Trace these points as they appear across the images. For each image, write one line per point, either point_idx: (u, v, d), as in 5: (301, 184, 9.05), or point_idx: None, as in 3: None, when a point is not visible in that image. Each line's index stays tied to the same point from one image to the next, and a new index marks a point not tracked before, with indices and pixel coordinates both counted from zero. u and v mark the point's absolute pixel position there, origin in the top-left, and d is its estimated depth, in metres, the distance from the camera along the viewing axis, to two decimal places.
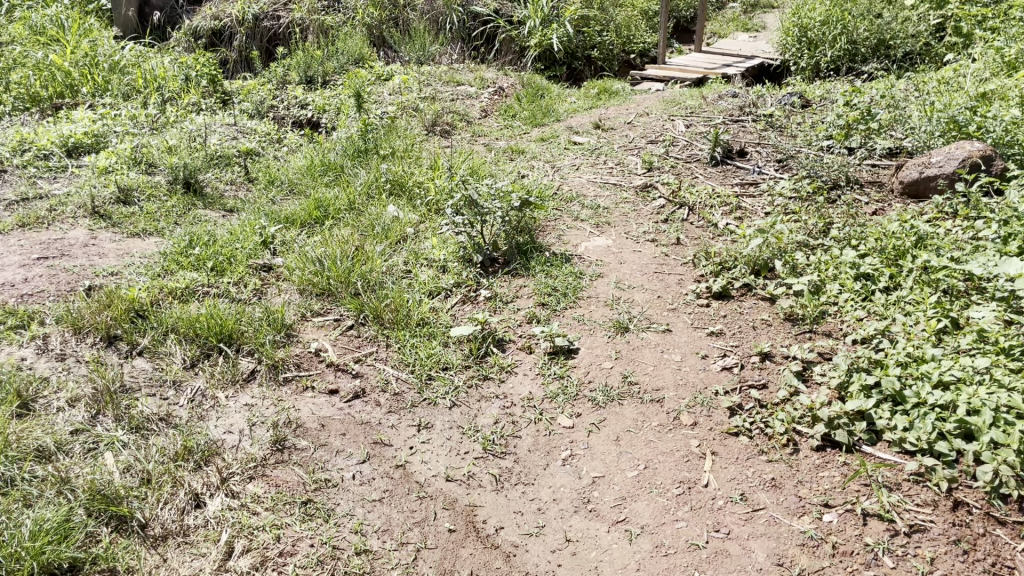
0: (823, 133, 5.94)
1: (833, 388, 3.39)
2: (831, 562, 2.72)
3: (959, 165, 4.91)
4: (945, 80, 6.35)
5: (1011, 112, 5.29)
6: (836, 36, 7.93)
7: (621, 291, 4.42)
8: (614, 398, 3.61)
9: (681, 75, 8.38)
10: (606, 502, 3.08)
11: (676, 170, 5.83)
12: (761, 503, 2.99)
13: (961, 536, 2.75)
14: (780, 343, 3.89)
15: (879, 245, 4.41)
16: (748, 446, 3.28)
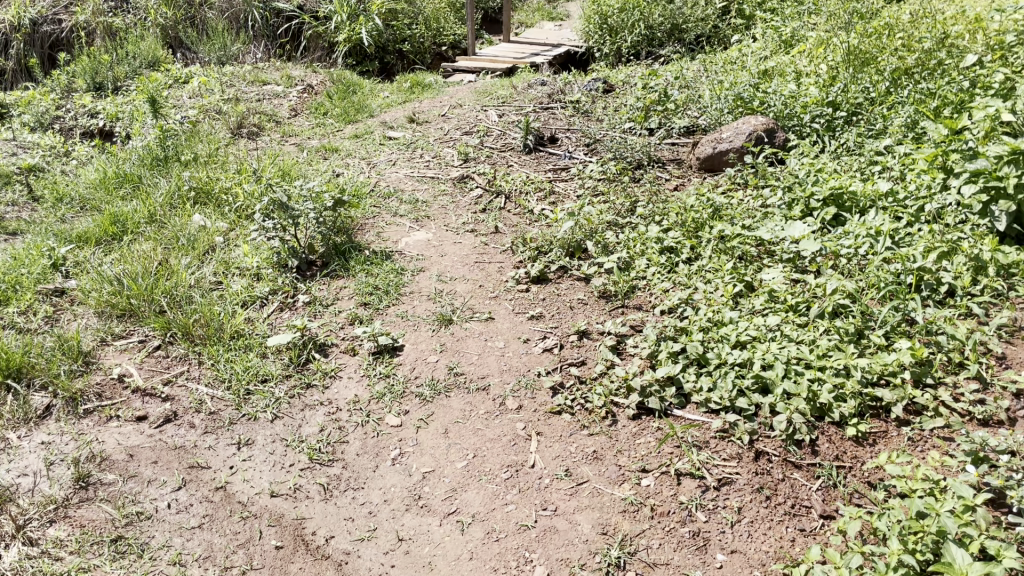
0: (625, 115, 6.21)
1: (644, 358, 3.60)
2: (650, 524, 2.85)
3: (746, 140, 5.28)
4: (731, 60, 6.80)
5: (788, 87, 5.75)
6: (634, 23, 8.32)
7: (443, 283, 4.43)
8: (441, 391, 3.61)
9: (492, 65, 8.49)
10: (437, 496, 3.08)
11: (491, 159, 5.91)
12: (585, 477, 3.09)
13: (764, 483, 2.97)
14: (596, 320, 4.03)
15: (680, 219, 4.67)
16: (571, 423, 3.38)
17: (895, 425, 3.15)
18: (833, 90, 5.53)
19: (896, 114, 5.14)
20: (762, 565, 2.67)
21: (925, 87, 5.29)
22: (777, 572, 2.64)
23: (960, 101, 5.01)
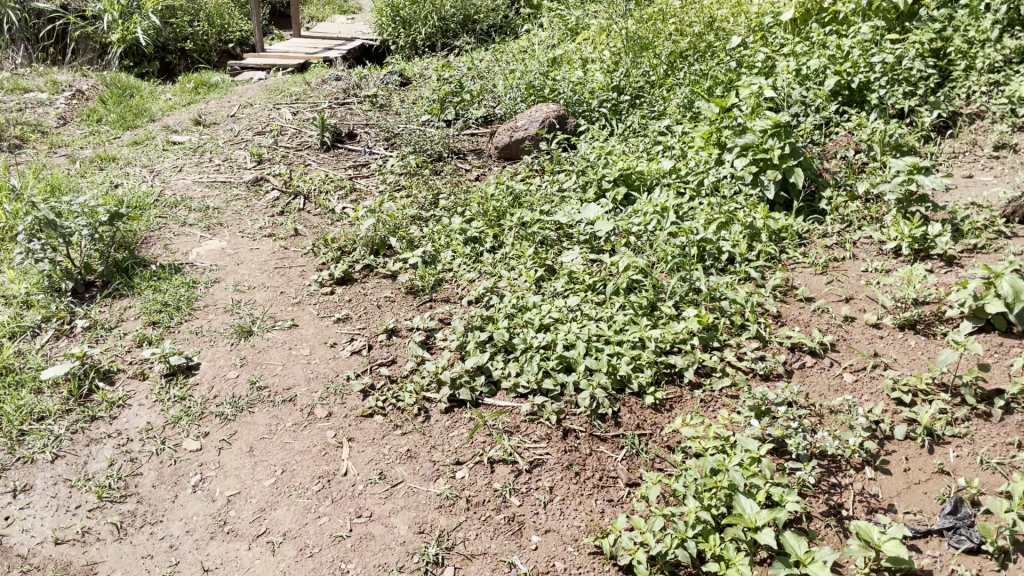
0: (422, 108, 6.18)
1: (453, 350, 3.60)
2: (466, 516, 2.86)
3: (540, 127, 5.41)
4: (521, 49, 6.95)
5: (576, 74, 5.95)
6: (427, 14, 8.32)
7: (241, 293, 4.21)
8: (243, 408, 3.43)
9: (283, 61, 8.19)
10: (244, 519, 2.92)
11: (286, 159, 5.69)
12: (399, 477, 3.05)
13: (573, 460, 3.05)
14: (404, 317, 3.98)
15: (481, 209, 4.70)
16: (383, 424, 3.31)
17: (689, 389, 3.33)
18: (617, 75, 5.78)
19: (674, 95, 5.44)
20: (574, 540, 2.75)
21: (698, 69, 5.64)
22: (590, 544, 2.72)
23: (729, 81, 5.39)
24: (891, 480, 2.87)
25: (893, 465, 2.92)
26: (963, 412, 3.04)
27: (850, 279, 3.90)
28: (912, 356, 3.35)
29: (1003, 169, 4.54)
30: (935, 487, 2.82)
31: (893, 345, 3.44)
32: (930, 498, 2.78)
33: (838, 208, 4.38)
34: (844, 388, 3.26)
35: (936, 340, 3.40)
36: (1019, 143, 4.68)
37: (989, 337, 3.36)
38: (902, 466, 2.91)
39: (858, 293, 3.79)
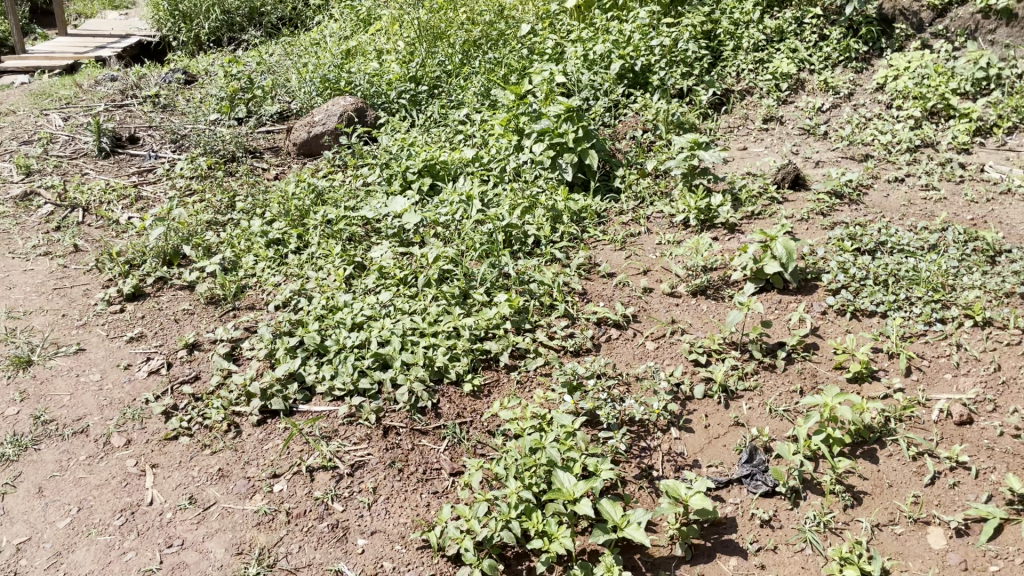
0: (210, 106, 5.86)
1: (263, 359, 3.46)
2: (288, 529, 2.76)
3: (338, 121, 5.28)
4: (313, 41, 6.76)
5: (371, 65, 5.87)
6: (209, 7, 7.89)
7: (16, 320, 3.82)
8: (27, 446, 3.12)
9: (48, 62, 7.48)
10: (37, 567, 2.66)
11: (60, 169, 5.21)
12: (211, 499, 2.88)
13: (395, 457, 3.02)
14: (205, 329, 3.77)
15: (282, 209, 4.52)
16: (190, 445, 3.13)
17: (506, 372, 3.38)
18: (413, 66, 5.76)
19: (471, 84, 5.50)
20: (402, 537, 2.72)
21: (492, 57, 5.74)
22: (417, 540, 2.70)
23: (523, 67, 5.53)
24: (694, 437, 3.06)
25: (695, 424, 3.11)
26: (752, 366, 3.29)
27: (647, 253, 4.11)
28: (705, 320, 3.59)
29: (772, 140, 4.97)
30: (733, 439, 3.04)
31: (688, 310, 3.67)
32: (729, 449, 3.00)
33: (631, 185, 4.61)
34: (647, 355, 3.44)
35: (725, 303, 3.66)
36: (784, 116, 5.14)
37: (769, 295, 3.67)
38: (703, 424, 3.11)
39: (654, 265, 4.01)
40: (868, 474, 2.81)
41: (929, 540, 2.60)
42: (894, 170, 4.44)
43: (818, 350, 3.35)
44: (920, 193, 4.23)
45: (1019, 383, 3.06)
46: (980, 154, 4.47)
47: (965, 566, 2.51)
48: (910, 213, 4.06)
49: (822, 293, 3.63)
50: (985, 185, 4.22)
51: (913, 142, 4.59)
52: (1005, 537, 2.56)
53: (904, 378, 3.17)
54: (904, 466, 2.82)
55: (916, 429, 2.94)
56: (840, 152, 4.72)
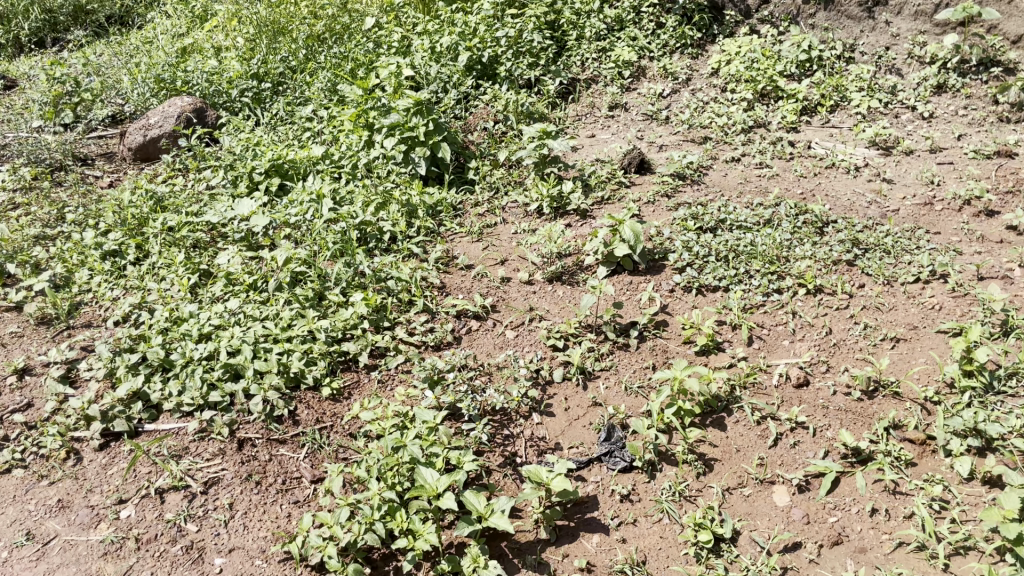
0: (32, 111, 5.46)
1: (102, 380, 3.26)
2: (137, 557, 2.63)
3: (176, 123, 5.04)
4: (145, 40, 6.43)
5: (209, 63, 5.64)
6: (27, 6, 7.37)
7: None
8: None
9: None
10: None
11: None
12: (51, 533, 2.72)
13: (252, 470, 2.91)
14: (37, 352, 3.51)
15: (118, 219, 4.26)
16: (25, 478, 2.93)
17: (365, 372, 3.32)
18: (254, 62, 5.57)
19: (317, 79, 5.37)
20: (261, 552, 2.63)
21: (337, 52, 5.63)
22: (278, 553, 2.62)
23: (369, 61, 5.46)
24: (555, 421, 3.11)
25: (555, 407, 3.17)
26: (607, 347, 3.38)
27: (503, 243, 4.15)
28: (562, 306, 3.65)
29: (618, 127, 5.12)
30: (591, 418, 3.11)
31: (545, 297, 3.72)
32: (588, 429, 3.06)
33: (484, 176, 4.64)
34: (507, 344, 3.46)
35: (579, 288, 3.74)
36: (628, 102, 5.30)
37: (621, 278, 3.78)
38: (563, 407, 3.16)
39: (511, 254, 4.04)
40: (718, 442, 2.95)
41: (774, 498, 2.75)
42: (731, 151, 4.66)
43: (668, 327, 3.48)
44: (755, 171, 4.47)
45: (848, 344, 3.29)
46: (807, 132, 4.77)
47: (807, 520, 2.67)
48: (747, 191, 4.28)
49: (669, 272, 3.77)
50: (812, 161, 4.50)
51: (746, 124, 4.84)
52: (842, 489, 2.75)
53: (747, 347, 3.35)
54: (749, 431, 2.98)
55: (759, 395, 3.11)
56: (682, 135, 4.91)
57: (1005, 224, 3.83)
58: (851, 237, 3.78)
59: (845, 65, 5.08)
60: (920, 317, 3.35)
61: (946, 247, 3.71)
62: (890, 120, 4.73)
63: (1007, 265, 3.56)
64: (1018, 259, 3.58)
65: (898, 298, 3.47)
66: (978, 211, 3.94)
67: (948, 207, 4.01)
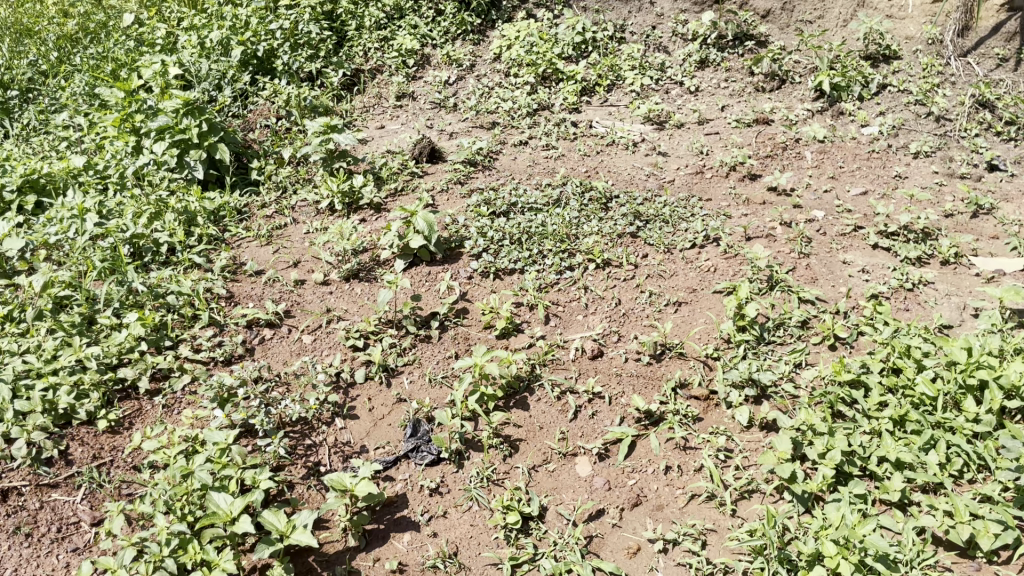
0: None
1: None
2: None
3: None
4: None
5: None
6: None
7: None
8: None
9: None
10: None
11: None
12: None
13: (20, 523, 2.63)
14: None
15: None
16: None
17: (148, 399, 3.07)
18: None
19: (72, 84, 4.93)
20: None
21: (94, 52, 5.19)
22: None
23: (132, 61, 5.06)
24: (359, 423, 2.98)
25: (359, 409, 3.03)
26: (409, 341, 3.29)
27: (294, 244, 3.97)
28: (359, 304, 3.53)
29: (407, 117, 5.05)
30: (397, 416, 3.00)
31: (342, 296, 3.58)
32: (394, 427, 2.95)
33: (270, 176, 4.43)
34: (304, 350, 3.30)
35: (377, 283, 3.64)
36: (415, 91, 5.25)
37: (419, 269, 3.72)
38: (366, 407, 3.03)
39: (304, 256, 3.87)
40: (522, 422, 2.95)
41: (577, 470, 2.80)
42: (519, 135, 4.73)
43: (468, 314, 3.46)
44: (542, 152, 4.56)
45: (636, 312, 3.45)
46: (588, 112, 4.94)
47: (608, 486, 2.74)
48: (536, 173, 4.36)
49: (466, 259, 3.77)
50: (594, 140, 4.66)
51: (531, 107, 4.92)
52: (638, 452, 2.86)
53: (544, 326, 3.41)
54: (551, 407, 3.02)
55: (558, 370, 3.17)
56: (470, 121, 4.93)
57: (766, 186, 4.16)
58: (633, 210, 3.95)
59: (617, 45, 5.28)
60: (698, 280, 3.57)
61: (717, 212, 3.97)
62: (662, 96, 4.98)
63: (770, 224, 3.86)
64: (779, 218, 3.89)
65: (678, 264, 3.68)
66: (742, 175, 4.25)
67: (717, 173, 4.28)
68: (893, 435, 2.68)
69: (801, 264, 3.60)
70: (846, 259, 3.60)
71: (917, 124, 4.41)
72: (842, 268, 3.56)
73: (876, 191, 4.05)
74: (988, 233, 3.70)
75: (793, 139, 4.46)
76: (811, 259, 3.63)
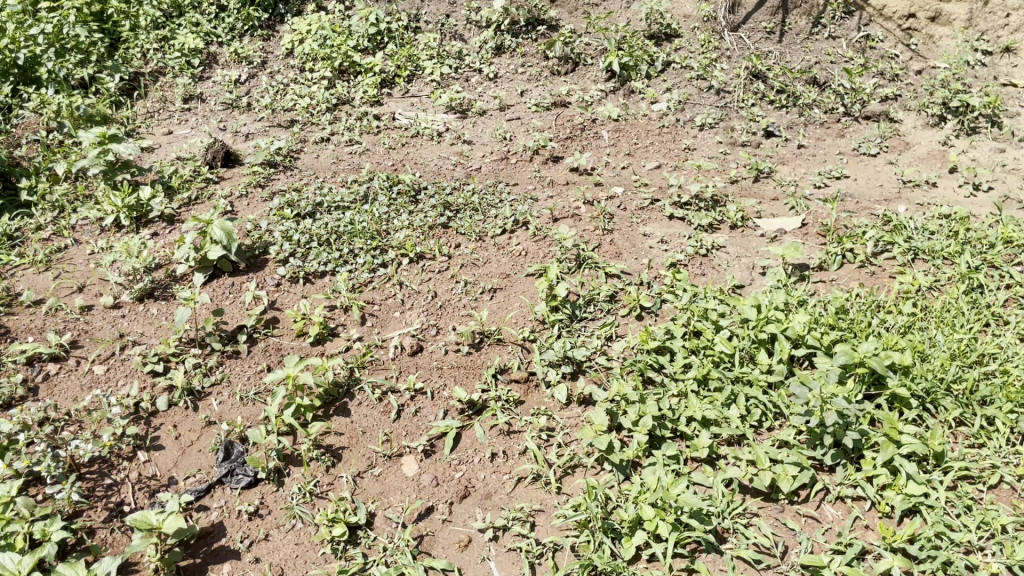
0: None
1: None
2: None
3: None
4: None
5: None
6: None
7: None
8: None
9: None
10: None
11: None
12: None
13: None
14: None
15: None
16: None
17: None
18: None
19: None
20: None
21: None
22: None
23: None
24: (165, 454, 2.77)
25: (164, 439, 2.82)
26: (215, 359, 3.10)
27: (77, 267, 3.64)
28: (157, 325, 3.28)
29: (197, 120, 4.75)
30: (208, 439, 2.82)
31: (137, 319, 3.32)
32: (205, 453, 2.77)
33: (43, 195, 4.04)
34: (96, 382, 3.03)
35: (175, 301, 3.40)
36: (203, 93, 4.96)
37: (221, 282, 3.49)
38: (172, 436, 2.83)
39: (89, 279, 3.55)
40: (343, 429, 2.85)
41: (404, 470, 2.75)
42: (320, 131, 4.57)
43: (278, 324, 3.30)
44: (345, 148, 4.43)
45: (452, 304, 3.43)
46: (389, 104, 4.85)
47: (436, 482, 2.71)
48: (340, 170, 4.23)
49: (272, 266, 3.59)
50: (398, 132, 4.59)
51: (329, 102, 4.77)
52: (464, 443, 2.84)
53: (360, 326, 3.30)
54: (373, 410, 2.94)
55: (377, 371, 3.09)
56: (267, 121, 4.70)
57: (568, 168, 4.26)
58: (442, 201, 3.93)
59: (413, 35, 5.22)
60: (511, 265, 3.61)
61: (523, 196, 4.02)
62: (462, 84, 4.98)
63: (574, 205, 3.96)
64: (582, 197, 4.00)
65: (490, 251, 3.70)
66: (545, 158, 4.33)
67: (521, 158, 4.34)
68: (699, 394, 2.83)
69: (606, 240, 3.72)
70: (645, 232, 3.76)
71: (700, 98, 4.66)
72: (643, 241, 3.71)
73: (669, 164, 4.26)
74: (769, 196, 3.97)
75: (590, 120, 4.60)
76: (614, 234, 3.75)
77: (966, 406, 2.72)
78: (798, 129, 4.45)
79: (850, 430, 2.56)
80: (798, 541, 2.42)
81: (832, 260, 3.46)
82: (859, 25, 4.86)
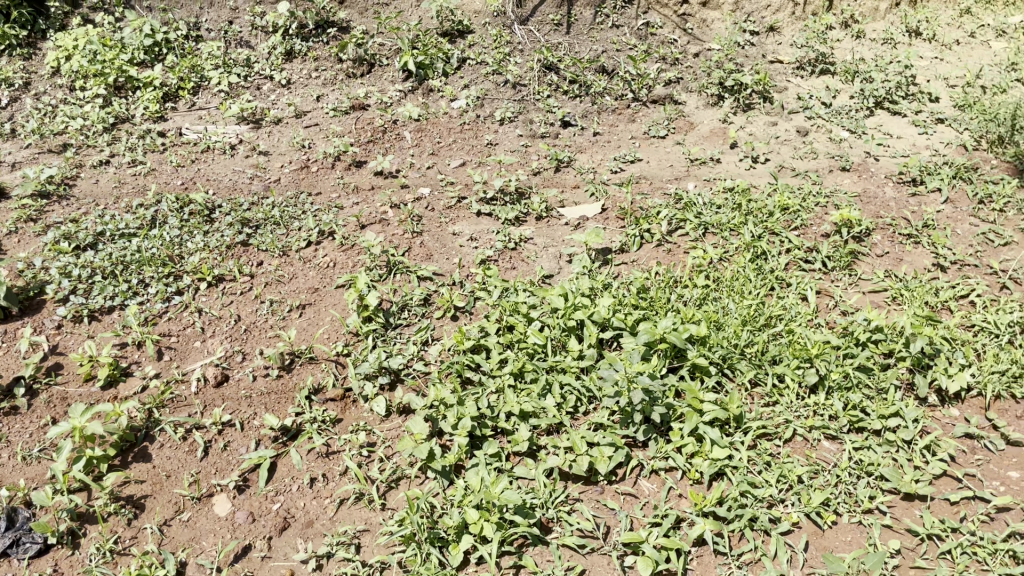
0: None
1: None
2: None
3: None
4: None
5: None
6: None
7: None
8: None
9: None
10: None
11: None
12: None
13: None
14: None
15: None
16: None
17: None
18: None
19: None
20: None
21: None
22: None
23: None
24: None
25: None
26: None
27: None
28: None
29: None
30: None
31: None
32: None
33: None
34: None
35: None
36: None
37: None
38: None
39: None
40: (145, 476, 2.65)
41: (216, 510, 2.59)
42: (97, 154, 4.22)
43: (62, 370, 3.01)
44: (128, 170, 4.12)
45: (258, 326, 3.26)
46: (175, 119, 4.56)
47: (252, 518, 2.57)
48: (123, 194, 3.93)
49: (51, 306, 3.27)
50: (186, 148, 4.32)
51: (106, 121, 4.42)
52: (280, 472, 2.71)
53: (157, 362, 3.08)
54: (177, 450, 2.74)
55: (179, 408, 2.89)
56: (34, 147, 4.28)
57: (372, 172, 4.18)
58: (239, 218, 3.74)
59: (195, 45, 4.94)
60: (318, 278, 3.49)
61: (328, 205, 3.90)
62: (253, 93, 4.76)
63: (381, 209, 3.89)
64: (388, 201, 3.93)
65: (296, 266, 3.56)
66: (347, 164, 4.22)
67: (322, 166, 4.21)
68: (515, 388, 2.85)
69: (415, 243, 3.67)
70: (454, 231, 3.75)
71: (498, 93, 4.71)
72: (452, 240, 3.70)
73: (472, 160, 4.27)
74: (570, 184, 4.08)
75: (390, 122, 4.54)
76: (423, 236, 3.71)
77: (759, 367, 2.91)
78: (592, 117, 4.59)
79: (656, 406, 2.67)
80: (618, 519, 2.49)
81: (633, 242, 3.59)
82: (639, 13, 5.08)
